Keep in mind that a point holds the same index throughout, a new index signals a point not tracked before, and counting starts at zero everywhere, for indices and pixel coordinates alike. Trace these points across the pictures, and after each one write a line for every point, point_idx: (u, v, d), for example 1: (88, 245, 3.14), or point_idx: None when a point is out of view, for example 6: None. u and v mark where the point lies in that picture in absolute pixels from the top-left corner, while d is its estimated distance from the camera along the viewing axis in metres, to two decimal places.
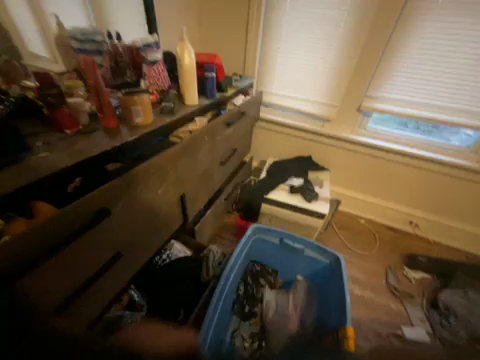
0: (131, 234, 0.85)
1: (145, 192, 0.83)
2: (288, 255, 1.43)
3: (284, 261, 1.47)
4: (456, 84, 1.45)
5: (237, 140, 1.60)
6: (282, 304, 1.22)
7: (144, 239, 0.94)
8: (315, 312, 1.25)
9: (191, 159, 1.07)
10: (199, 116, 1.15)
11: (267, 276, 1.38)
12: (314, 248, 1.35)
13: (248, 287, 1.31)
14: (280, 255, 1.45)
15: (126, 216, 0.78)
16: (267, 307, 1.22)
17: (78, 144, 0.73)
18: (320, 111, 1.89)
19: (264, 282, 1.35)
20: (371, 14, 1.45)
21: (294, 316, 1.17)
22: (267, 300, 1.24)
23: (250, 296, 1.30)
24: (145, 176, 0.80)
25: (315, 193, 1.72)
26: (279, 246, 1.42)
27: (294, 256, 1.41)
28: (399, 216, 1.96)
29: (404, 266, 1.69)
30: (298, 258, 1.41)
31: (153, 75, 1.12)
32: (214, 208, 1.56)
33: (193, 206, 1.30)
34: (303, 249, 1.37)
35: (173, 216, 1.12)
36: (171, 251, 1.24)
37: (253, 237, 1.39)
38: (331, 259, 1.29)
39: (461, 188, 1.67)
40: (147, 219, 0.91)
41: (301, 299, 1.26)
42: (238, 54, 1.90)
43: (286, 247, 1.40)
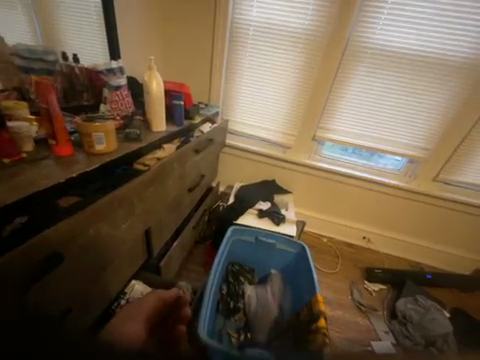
0: (88, 280, 0.71)
1: (111, 224, 0.74)
2: (264, 250, 1.51)
3: (260, 258, 1.55)
4: (385, 120, 1.79)
5: (206, 165, 1.59)
6: (263, 297, 1.32)
7: (103, 285, 0.79)
8: (290, 299, 1.37)
9: (162, 184, 1.01)
10: (168, 143, 1.11)
11: (246, 273, 1.47)
12: (284, 241, 1.48)
13: (229, 285, 1.37)
14: (257, 253, 1.53)
15: (82, 259, 0.66)
16: (249, 301, 1.31)
17: (22, 177, 0.60)
18: (281, 139, 2.06)
19: (243, 280, 1.42)
20: (318, 61, 1.72)
21: (274, 301, 1.31)
22: (249, 294, 1.33)
23: (232, 293, 1.34)
24: (111, 208, 0.72)
25: (282, 215, 1.78)
26: (254, 243, 1.51)
27: (268, 251, 1.52)
28: (355, 231, 2.15)
29: (364, 280, 1.82)
30: (272, 253, 1.52)
31: (116, 99, 1.06)
32: (182, 238, 1.45)
33: (160, 237, 1.18)
34: (275, 243, 1.49)
35: (137, 253, 0.99)
36: (132, 294, 1.02)
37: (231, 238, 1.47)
38: (298, 248, 1.45)
39: (397, 204, 1.99)
40: (110, 257, 0.79)
41: (278, 287, 1.39)
42: (204, 84, 1.98)
43: (260, 243, 1.50)
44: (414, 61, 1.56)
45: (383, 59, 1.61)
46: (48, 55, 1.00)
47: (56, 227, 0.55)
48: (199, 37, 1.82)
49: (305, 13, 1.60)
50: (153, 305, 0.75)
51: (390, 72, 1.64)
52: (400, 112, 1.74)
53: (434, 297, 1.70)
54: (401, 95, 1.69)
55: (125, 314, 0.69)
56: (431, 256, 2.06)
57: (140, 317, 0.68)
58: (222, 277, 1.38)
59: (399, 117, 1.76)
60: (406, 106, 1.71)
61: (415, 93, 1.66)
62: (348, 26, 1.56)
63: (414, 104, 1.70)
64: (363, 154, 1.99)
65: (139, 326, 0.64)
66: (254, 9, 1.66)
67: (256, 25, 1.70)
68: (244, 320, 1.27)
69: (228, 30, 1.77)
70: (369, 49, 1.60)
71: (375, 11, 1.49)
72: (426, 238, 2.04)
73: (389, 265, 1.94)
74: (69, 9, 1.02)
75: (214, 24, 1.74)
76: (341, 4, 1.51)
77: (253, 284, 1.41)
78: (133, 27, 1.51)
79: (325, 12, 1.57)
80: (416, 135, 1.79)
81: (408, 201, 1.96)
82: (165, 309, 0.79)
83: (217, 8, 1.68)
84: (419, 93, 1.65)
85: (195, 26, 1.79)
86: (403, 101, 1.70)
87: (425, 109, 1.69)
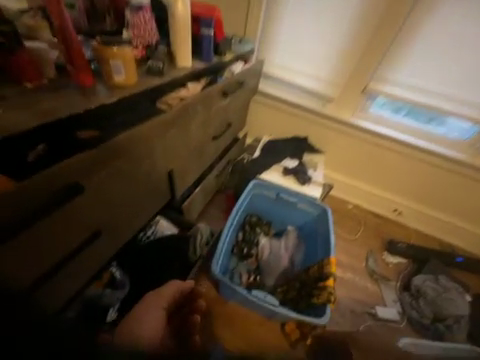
0: (114, 211, 0.77)
1: (132, 162, 0.75)
2: (284, 207, 1.50)
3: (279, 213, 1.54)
4: (468, 72, 1.38)
5: (233, 112, 1.47)
6: (277, 249, 1.37)
7: (130, 216, 0.87)
8: (302, 254, 1.41)
9: (184, 126, 0.96)
10: (193, 81, 1.00)
11: (262, 225, 1.50)
12: (306, 202, 1.44)
13: (246, 233, 1.43)
14: (276, 208, 1.52)
15: (106, 190, 0.70)
16: (262, 250, 1.38)
17: (44, 103, 0.59)
18: (322, 89, 1.77)
19: (259, 230, 1.46)
20: None
21: (285, 254, 1.36)
22: (263, 245, 1.39)
23: (247, 241, 1.41)
24: (130, 146, 0.71)
25: (309, 176, 1.68)
26: (274, 199, 1.49)
27: (288, 208, 1.50)
28: (387, 203, 1.97)
29: (384, 251, 1.76)
30: (291, 211, 1.49)
31: (137, 25, 0.93)
32: (204, 185, 1.47)
33: (182, 182, 1.20)
34: (296, 202, 1.46)
35: (160, 193, 1.03)
36: (156, 228, 1.14)
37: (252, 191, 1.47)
38: (319, 210, 1.41)
39: (448, 180, 1.71)
40: (134, 193, 0.83)
41: (292, 242, 1.42)
42: (241, 12, 1.66)
43: (281, 200, 1.48)
44: None
45: None
46: None
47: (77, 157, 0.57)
48: None
49: None
50: (172, 295, 0.76)
51: None
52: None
53: (458, 280, 1.60)
54: None
55: (147, 301, 0.73)
56: (470, 241, 1.85)
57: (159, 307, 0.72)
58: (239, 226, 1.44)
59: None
60: None
61: None
62: None
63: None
64: (421, 117, 1.66)
65: (155, 320, 0.68)
66: None
67: None
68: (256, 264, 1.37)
69: None
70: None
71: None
72: (470, 220, 1.80)
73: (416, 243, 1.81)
74: None
75: None
76: None
77: (268, 237, 1.45)
78: None
79: None
80: None
81: (463, 178, 1.67)
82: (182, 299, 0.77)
83: None
84: None
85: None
86: None
87: None
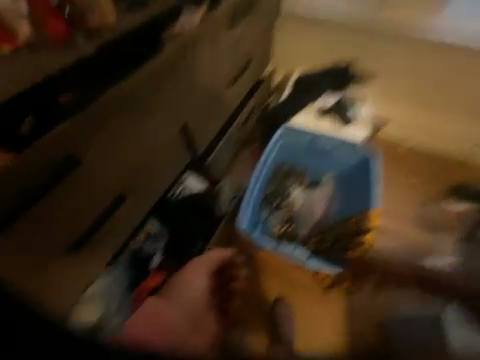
0: (129, 170, 0.85)
1: (129, 124, 0.81)
2: (318, 155, 1.35)
3: (314, 162, 1.35)
4: None
5: (248, 45, 1.28)
6: (310, 201, 1.23)
7: (151, 177, 0.95)
8: (341, 205, 1.26)
9: (181, 77, 0.92)
10: (179, 17, 0.91)
11: (295, 175, 1.31)
12: (344, 149, 1.34)
13: (275, 185, 1.25)
14: (310, 156, 1.35)
15: (113, 153, 0.79)
16: (294, 201, 1.23)
17: (24, 67, 0.62)
18: None
19: (291, 181, 1.29)
20: None
21: (321, 205, 1.23)
22: (295, 196, 1.23)
23: (277, 193, 1.25)
24: (120, 108, 0.76)
25: (349, 115, 1.43)
26: (307, 147, 1.35)
27: (323, 157, 1.35)
28: (463, 137, 1.51)
29: (455, 196, 1.36)
30: (327, 159, 1.34)
31: None
32: (227, 137, 1.27)
33: (199, 136, 1.11)
34: (332, 150, 1.34)
35: (177, 150, 1.04)
36: (184, 185, 1.08)
37: (281, 140, 1.34)
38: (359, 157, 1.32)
39: None
40: (146, 154, 0.89)
41: (328, 194, 1.27)
42: None
43: (314, 148, 1.35)
44: None
45: None
46: None
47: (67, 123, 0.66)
48: None
49: None
50: (211, 264, 0.96)
51: None
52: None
53: None
54: None
55: (187, 271, 0.93)
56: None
57: (203, 274, 0.94)
58: (268, 178, 1.26)
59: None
60: None
61: None
62: None
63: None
64: None
65: (199, 285, 0.92)
66: None
67: None
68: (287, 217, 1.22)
69: None
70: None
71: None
72: None
73: None
74: None
75: None
76: None
77: (302, 188, 1.26)
78: None
79: None
80: None
81: None
82: (222, 266, 0.98)
83: None
84: None
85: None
86: None
87: None
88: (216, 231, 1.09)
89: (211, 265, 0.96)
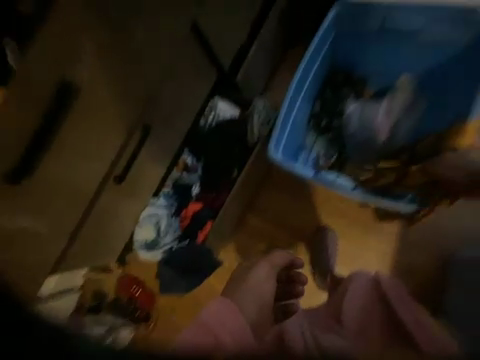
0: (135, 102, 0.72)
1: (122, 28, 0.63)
2: (390, 49, 0.94)
3: (386, 60, 0.96)
4: None
5: None
6: (371, 117, 0.98)
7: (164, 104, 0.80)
8: (414, 119, 0.98)
9: None
10: None
11: (353, 84, 1.00)
12: (443, 25, 0.86)
13: (326, 100, 1.00)
14: (381, 50, 0.95)
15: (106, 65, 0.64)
16: (348, 119, 1.00)
17: None
18: None
19: (347, 92, 1.00)
20: None
21: (385, 121, 0.98)
22: (350, 112, 0.99)
23: (327, 110, 1.00)
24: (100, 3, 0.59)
25: None
26: (377, 35, 0.93)
27: (402, 47, 0.93)
28: None
29: None
30: (406, 50, 0.93)
31: None
32: (261, 41, 0.97)
33: (223, 41, 0.87)
34: (421, 31, 0.88)
35: (200, 69, 0.85)
36: (216, 112, 0.97)
37: (337, 25, 0.90)
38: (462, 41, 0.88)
39: None
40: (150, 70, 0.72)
41: (400, 105, 0.97)
42: None
43: (391, 34, 0.91)
44: None
45: None
46: None
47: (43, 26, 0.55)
48: None
49: None
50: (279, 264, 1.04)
51: None
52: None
53: None
54: None
55: (249, 281, 1.02)
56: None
57: (272, 279, 1.02)
58: (315, 92, 0.99)
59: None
60: None
61: None
62: None
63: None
64: None
65: (268, 286, 1.01)
66: None
67: None
68: (336, 138, 1.00)
69: None
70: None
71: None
72: None
73: None
74: None
75: None
76: None
77: (361, 100, 0.99)
78: None
79: None
80: None
81: None
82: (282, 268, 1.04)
83: None
84: None
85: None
86: None
87: None
88: (248, 160, 1.00)
89: (272, 260, 1.04)
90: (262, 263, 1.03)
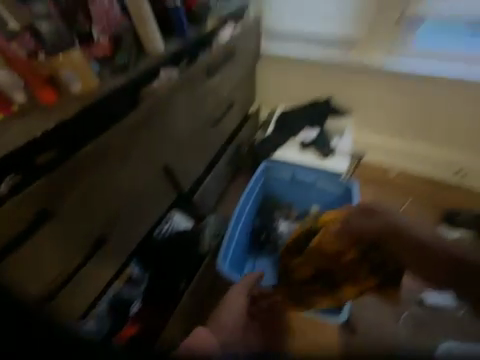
0: (108, 223, 0.82)
1: (114, 173, 0.78)
2: (301, 188, 1.36)
3: (300, 195, 1.37)
4: None
5: (232, 87, 1.28)
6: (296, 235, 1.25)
7: (127, 221, 0.89)
8: None
9: (161, 125, 0.89)
10: (169, 65, 0.90)
11: (281, 209, 1.34)
12: (327, 179, 1.31)
13: (263, 220, 1.29)
14: (296, 189, 1.37)
15: (90, 199, 0.74)
16: (280, 235, 1.25)
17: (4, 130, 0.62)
18: (339, 32, 1.46)
19: (278, 215, 1.32)
20: None
21: None
22: (281, 231, 1.26)
23: (266, 227, 1.27)
24: (105, 158, 0.74)
25: (333, 146, 1.44)
26: (291, 181, 1.36)
27: (308, 189, 1.35)
28: (442, 162, 1.53)
29: (437, 223, 1.41)
30: (311, 191, 1.35)
31: (97, 11, 0.84)
32: (215, 174, 1.33)
33: (186, 174, 1.13)
34: (316, 181, 1.33)
35: (162, 190, 1.02)
36: (170, 224, 1.08)
37: (265, 174, 1.35)
38: (342, 188, 1.28)
39: None
40: (124, 198, 0.85)
41: None
42: None
43: (298, 181, 1.35)
44: None
45: None
46: None
47: (51, 174, 0.63)
48: None
49: None
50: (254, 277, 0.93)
51: None
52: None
53: None
54: None
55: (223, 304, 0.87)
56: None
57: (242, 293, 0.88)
58: (255, 212, 1.30)
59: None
60: None
61: None
62: None
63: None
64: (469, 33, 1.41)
65: (240, 306, 0.85)
66: None
67: None
68: (273, 249, 1.23)
69: None
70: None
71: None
72: None
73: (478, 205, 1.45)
74: None
75: None
76: None
77: (288, 221, 1.30)
78: None
79: None
80: None
81: None
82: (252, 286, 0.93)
83: None
84: None
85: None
86: None
87: None
88: (199, 272, 1.06)
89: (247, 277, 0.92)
90: (230, 293, 0.89)
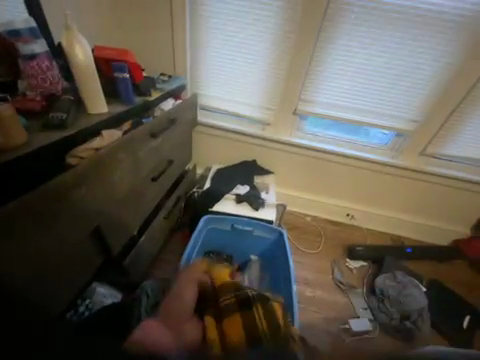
0: None
1: (40, 241, 0.65)
2: (240, 239, 1.45)
3: (239, 245, 1.46)
4: (377, 87, 1.55)
5: (171, 149, 1.38)
6: None
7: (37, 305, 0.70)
8: (269, 284, 1.32)
9: (98, 183, 0.83)
10: (111, 127, 0.93)
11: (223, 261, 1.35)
12: (261, 228, 1.43)
13: None
14: (235, 240, 1.45)
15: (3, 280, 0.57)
16: None
17: None
18: (259, 114, 1.82)
19: None
20: (293, 23, 1.42)
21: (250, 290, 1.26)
22: None
23: None
24: (34, 225, 0.62)
25: (262, 199, 1.66)
26: (231, 233, 1.44)
27: (246, 239, 1.45)
28: (338, 208, 2.04)
29: (345, 257, 1.77)
30: (249, 241, 1.45)
31: (30, 72, 0.84)
32: (151, 231, 1.29)
33: (119, 234, 1.04)
34: (252, 231, 1.43)
35: (87, 256, 0.88)
36: (92, 299, 0.94)
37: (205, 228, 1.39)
38: (275, 234, 1.41)
39: (385, 181, 1.88)
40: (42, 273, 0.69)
41: (256, 276, 1.33)
42: (166, 51, 1.65)
43: (237, 232, 1.43)
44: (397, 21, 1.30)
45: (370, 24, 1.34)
46: None
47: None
48: None
49: None
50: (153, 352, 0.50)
51: (375, 38, 1.38)
52: (405, 80, 1.49)
53: (413, 272, 1.65)
54: (387, 67, 1.46)
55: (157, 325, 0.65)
56: (420, 229, 1.99)
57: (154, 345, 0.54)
58: None
59: (401, 76, 1.48)
60: (395, 66, 1.45)
61: (394, 60, 1.42)
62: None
63: (407, 76, 1.48)
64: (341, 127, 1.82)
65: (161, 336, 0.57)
66: None
67: None
68: None
69: None
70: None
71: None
72: (408, 212, 1.97)
73: (366, 239, 1.94)
74: None
75: None
76: None
77: None
78: None
79: None
80: (404, 106, 1.59)
81: (396, 177, 1.84)
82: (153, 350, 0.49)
83: None
84: (395, 62, 1.44)
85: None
86: (391, 67, 1.46)
87: (411, 77, 1.47)
88: None
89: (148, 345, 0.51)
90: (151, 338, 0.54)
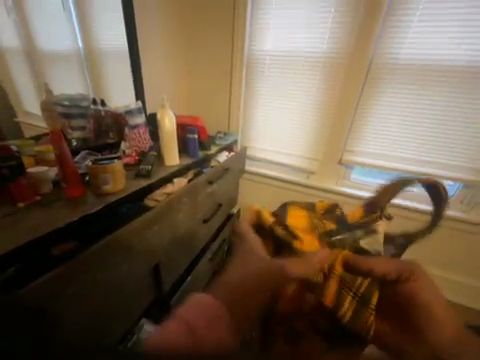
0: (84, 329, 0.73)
1: (114, 269, 0.79)
2: None
3: None
4: (431, 139, 1.50)
5: (222, 194, 1.54)
6: None
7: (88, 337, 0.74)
8: None
9: (165, 223, 0.98)
10: (180, 175, 1.13)
11: None
12: None
13: None
14: None
15: (82, 300, 0.70)
16: None
17: (32, 219, 0.69)
18: (303, 164, 1.90)
19: None
20: (336, 87, 1.61)
21: None
22: None
23: None
24: (113, 255, 0.77)
25: None
26: None
27: None
28: None
29: None
30: None
31: (133, 136, 1.15)
32: (197, 272, 1.34)
33: (171, 271, 1.12)
34: None
35: (145, 290, 0.98)
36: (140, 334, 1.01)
37: None
38: None
39: (457, 240, 1.60)
40: (102, 305, 0.78)
41: None
42: (223, 114, 1.99)
43: None
44: (441, 79, 1.36)
45: (413, 83, 1.43)
46: (82, 101, 1.17)
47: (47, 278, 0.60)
48: (220, 51, 1.80)
49: (324, 31, 1.51)
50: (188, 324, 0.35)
51: (420, 95, 1.44)
52: (464, 131, 1.42)
53: None
54: (438, 120, 1.45)
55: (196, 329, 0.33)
56: None
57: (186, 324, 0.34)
58: None
59: (458, 128, 1.42)
60: (448, 118, 1.43)
61: (445, 113, 1.42)
62: (366, 55, 1.47)
63: (465, 128, 1.41)
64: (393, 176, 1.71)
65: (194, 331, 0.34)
66: (270, 25, 1.62)
67: (274, 47, 1.66)
68: None
69: (246, 53, 1.75)
70: (402, 55, 1.40)
71: (409, 7, 1.30)
72: None
73: None
74: (109, 66, 1.29)
75: (233, 36, 1.71)
76: (357, 36, 1.45)
77: None
78: (158, 70, 1.70)
79: (339, 44, 1.51)
80: (470, 157, 1.46)
81: (473, 236, 1.55)
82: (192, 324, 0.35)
83: (235, 21, 1.66)
84: (447, 115, 1.42)
85: (212, 51, 1.82)
86: (443, 120, 1.44)
87: (470, 128, 1.40)
88: None
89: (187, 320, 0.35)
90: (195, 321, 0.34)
